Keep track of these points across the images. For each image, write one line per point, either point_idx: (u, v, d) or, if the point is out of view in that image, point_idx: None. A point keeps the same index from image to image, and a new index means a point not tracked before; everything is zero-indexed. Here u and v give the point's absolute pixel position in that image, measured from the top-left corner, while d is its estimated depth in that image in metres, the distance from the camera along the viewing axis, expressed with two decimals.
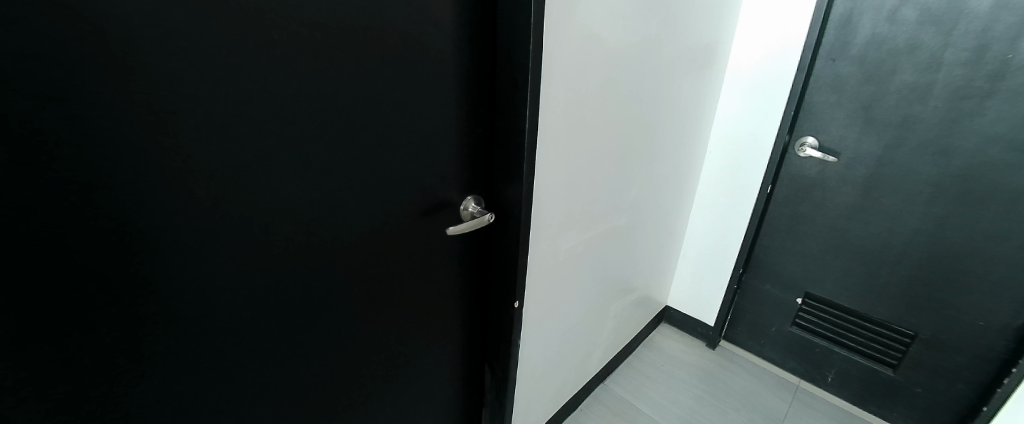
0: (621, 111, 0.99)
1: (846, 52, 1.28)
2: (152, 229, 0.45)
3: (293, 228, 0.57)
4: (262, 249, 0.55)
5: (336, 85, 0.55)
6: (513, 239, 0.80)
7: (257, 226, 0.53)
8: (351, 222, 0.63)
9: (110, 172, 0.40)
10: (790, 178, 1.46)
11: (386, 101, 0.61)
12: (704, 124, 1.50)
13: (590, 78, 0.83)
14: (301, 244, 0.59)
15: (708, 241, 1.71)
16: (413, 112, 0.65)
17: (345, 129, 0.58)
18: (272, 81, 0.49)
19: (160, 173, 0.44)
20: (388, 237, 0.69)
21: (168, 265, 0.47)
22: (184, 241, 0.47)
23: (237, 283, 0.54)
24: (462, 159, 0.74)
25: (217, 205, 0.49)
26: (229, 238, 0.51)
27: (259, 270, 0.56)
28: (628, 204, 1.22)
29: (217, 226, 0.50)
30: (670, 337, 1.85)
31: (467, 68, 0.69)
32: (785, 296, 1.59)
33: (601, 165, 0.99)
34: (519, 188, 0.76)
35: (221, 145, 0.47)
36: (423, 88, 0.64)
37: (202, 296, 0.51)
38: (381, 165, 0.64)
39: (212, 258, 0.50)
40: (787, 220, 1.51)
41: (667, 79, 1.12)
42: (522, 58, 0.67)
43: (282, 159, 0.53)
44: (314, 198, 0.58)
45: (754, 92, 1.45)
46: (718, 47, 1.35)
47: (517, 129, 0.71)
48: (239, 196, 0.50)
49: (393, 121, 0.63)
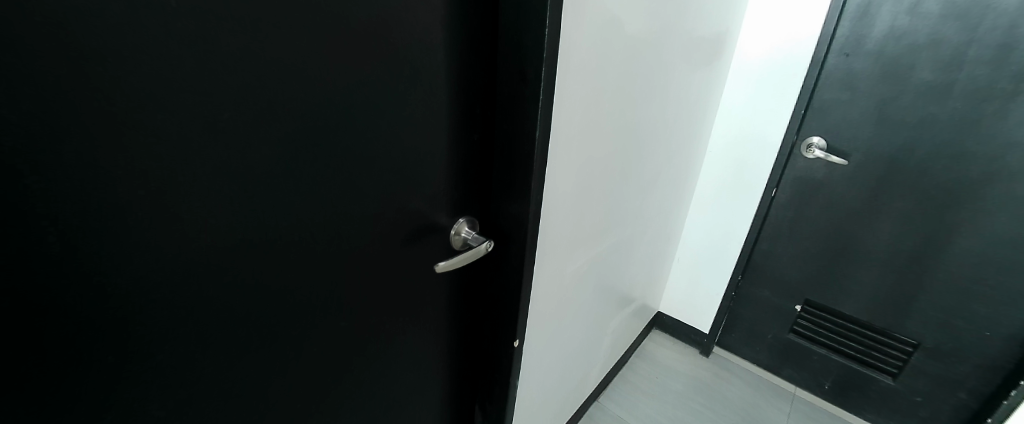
0: (632, 111, 0.86)
1: (861, 46, 1.18)
2: (135, 288, 0.34)
3: (222, 284, 0.40)
4: (197, 314, 0.39)
5: (273, 80, 0.38)
6: (516, 269, 0.65)
7: (170, 288, 0.36)
8: (305, 265, 0.47)
9: (88, 215, 0.30)
10: (795, 180, 1.38)
11: (350, 102, 0.44)
12: (707, 121, 1.39)
13: (607, 71, 0.69)
14: (235, 302, 0.42)
15: (705, 245, 1.62)
16: (388, 117, 0.48)
17: (292, 143, 0.41)
18: (178, 79, 0.32)
19: (108, 217, 0.31)
20: (357, 278, 0.53)
21: (31, 361, 0.30)
22: (164, 300, 0.36)
23: (151, 368, 0.37)
24: (453, 174, 0.59)
25: (108, 263, 0.32)
26: (131, 309, 0.34)
27: (178, 349, 0.39)
28: (632, 211, 1.09)
29: (109, 296, 0.33)
30: (663, 345, 1.78)
31: (460, 60, 0.53)
32: (783, 302, 1.53)
33: (609, 175, 0.86)
34: (526, 210, 0.61)
35: (105, 179, 0.30)
36: (403, 86, 0.48)
37: (90, 395, 0.34)
38: (350, 188, 0.48)
39: (108, 339, 0.34)
40: (788, 224, 1.43)
41: (678, 73, 0.99)
42: (538, 49, 0.51)
43: (198, 192, 0.36)
44: (248, 239, 0.41)
45: (760, 88, 1.35)
46: (727, 37, 1.23)
47: (528, 137, 0.56)
48: (140, 249, 0.34)
49: (360, 130, 0.46)
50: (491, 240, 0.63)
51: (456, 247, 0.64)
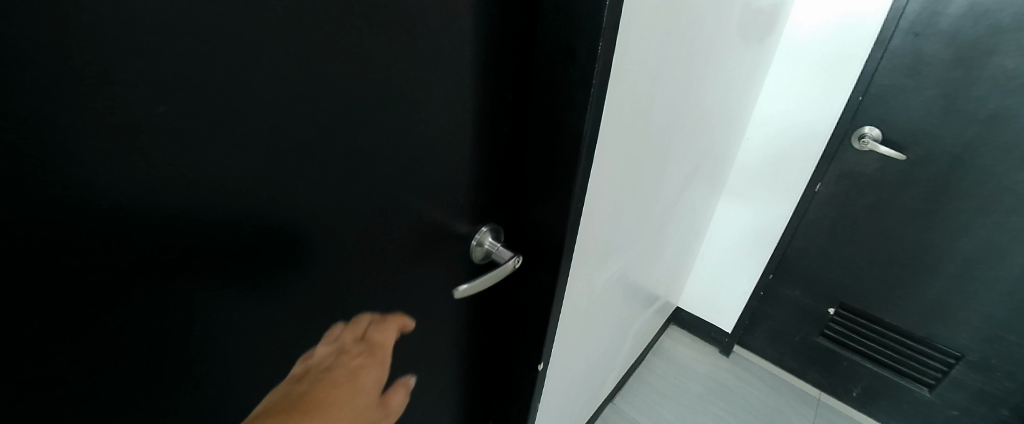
0: (682, 94, 0.73)
1: (933, 25, 1.02)
2: (276, 220, 0.33)
3: (289, 255, 0.35)
4: (307, 265, 0.37)
5: (240, 56, 0.27)
6: (547, 289, 0.55)
7: (185, 286, 0.29)
8: (303, 283, 0.37)
9: (226, 152, 0.28)
10: (841, 174, 1.25)
11: (345, 87, 0.33)
12: (749, 107, 1.26)
13: (658, 48, 0.56)
14: (315, 268, 0.38)
15: (733, 239, 1.51)
16: (396, 107, 0.37)
17: (269, 144, 0.30)
18: (84, 51, 0.21)
19: (228, 163, 0.29)
20: (358, 305, 0.44)
21: (193, 281, 0.29)
22: (296, 238, 0.35)
23: (282, 304, 0.37)
24: (475, 177, 0.48)
25: (100, 258, 0.25)
26: (240, 252, 0.31)
27: (293, 295, 0.37)
28: (666, 204, 0.98)
29: (109, 297, 0.26)
30: (681, 342, 1.70)
31: (490, 33, 0.41)
32: (815, 304, 1.43)
33: (645, 172, 0.75)
34: (565, 222, 0.50)
35: (76, 150, 0.22)
36: (415, 66, 0.37)
37: (106, 405, 0.28)
38: (346, 200, 0.37)
39: (110, 350, 0.27)
40: (830, 222, 1.31)
41: (733, 46, 0.85)
42: (591, 20, 0.39)
43: (202, 170, 0.27)
44: (260, 229, 0.32)
45: (812, 71, 1.21)
46: (781, 12, 1.07)
47: (573, 134, 0.45)
48: (139, 241, 0.26)
49: (360, 125, 0.35)
50: (520, 255, 0.52)
51: (476, 260, 0.54)
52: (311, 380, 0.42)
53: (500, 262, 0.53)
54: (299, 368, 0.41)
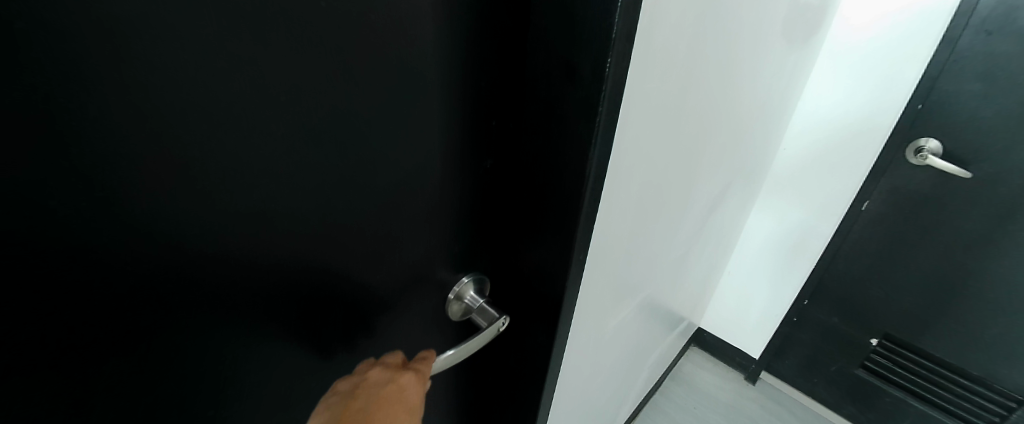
0: (711, 107, 0.61)
1: (1011, 22, 0.87)
2: (331, 257, 0.32)
3: (353, 287, 0.35)
4: (365, 294, 0.36)
5: (76, 101, 0.18)
6: (544, 350, 0.47)
7: (239, 323, 0.28)
8: (349, 309, 0.36)
9: (278, 183, 0.26)
10: (891, 192, 1.11)
11: (255, 133, 0.24)
12: (785, 118, 1.12)
13: (685, 57, 0.46)
14: (367, 300, 0.37)
15: (763, 260, 1.38)
16: (338, 150, 0.28)
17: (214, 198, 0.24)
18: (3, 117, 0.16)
19: (271, 195, 0.26)
20: (302, 385, 0.36)
21: (280, 289, 0.30)
22: (356, 272, 0.34)
23: (347, 322, 0.36)
24: (451, 223, 0.39)
25: (175, 291, 0.24)
26: (316, 272, 0.32)
27: (354, 317, 0.37)
28: (690, 225, 0.88)
29: (175, 334, 0.25)
30: (703, 367, 1.59)
31: (466, 48, 0.32)
32: (855, 333, 1.29)
33: (663, 197, 0.65)
34: (564, 277, 0.41)
35: (135, 199, 0.21)
36: (366, 94, 0.28)
37: (178, 404, 0.28)
38: (285, 269, 0.29)
39: (168, 388, 0.26)
40: (876, 245, 1.17)
41: (773, 48, 0.72)
42: (601, 33, 0.30)
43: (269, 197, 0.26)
44: (318, 257, 0.31)
45: (859, 78, 1.06)
46: (826, 13, 0.93)
47: (575, 175, 0.36)
48: (204, 278, 0.25)
49: (282, 176, 0.26)
50: (507, 313, 0.44)
51: (454, 316, 0.45)
52: (356, 403, 0.35)
53: (481, 321, 0.44)
54: (343, 385, 0.36)
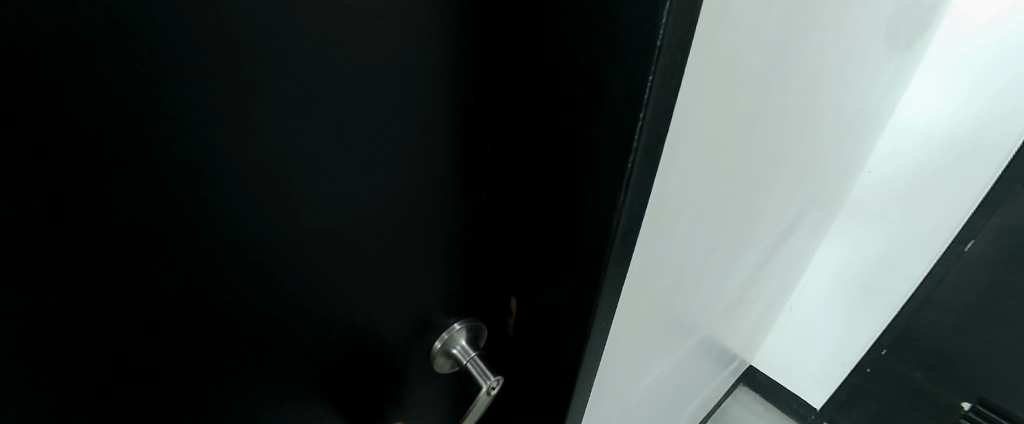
0: (779, 131, 0.51)
1: None
2: (335, 284, 0.31)
3: (361, 317, 0.34)
4: (379, 327, 0.35)
5: (191, 102, 0.20)
6: (552, 405, 0.42)
7: (286, 342, 0.31)
8: (378, 338, 0.36)
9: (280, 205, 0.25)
10: (1003, 232, 0.91)
11: (221, 161, 0.22)
12: (869, 144, 0.96)
13: (755, 74, 0.36)
14: (376, 332, 0.35)
15: (831, 301, 1.21)
16: (298, 179, 0.25)
17: (281, 191, 0.25)
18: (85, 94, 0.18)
19: (278, 218, 0.26)
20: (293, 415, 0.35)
21: (325, 319, 0.32)
22: (359, 304, 0.33)
23: (382, 348, 0.37)
24: (446, 260, 0.36)
25: (244, 304, 0.27)
26: (352, 302, 0.32)
27: (382, 346, 0.36)
28: (751, 260, 0.77)
29: (236, 342, 0.28)
30: (751, 410, 1.44)
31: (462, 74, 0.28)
32: (942, 393, 1.10)
33: (715, 234, 0.55)
34: (575, 337, 0.35)
35: (215, 167, 0.22)
36: (350, 124, 0.25)
37: (224, 405, 0.30)
38: (286, 298, 0.29)
39: (218, 361, 0.28)
40: (977, 294, 0.97)
41: (868, 53, 0.58)
42: (613, 48, 0.23)
43: (274, 212, 0.26)
44: (350, 285, 0.31)
45: (969, 95, 0.88)
46: (929, 21, 0.77)
47: (588, 226, 0.30)
48: (265, 297, 0.28)
49: (273, 202, 0.25)
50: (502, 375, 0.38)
51: (443, 370, 0.41)
52: None
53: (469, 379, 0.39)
54: None
